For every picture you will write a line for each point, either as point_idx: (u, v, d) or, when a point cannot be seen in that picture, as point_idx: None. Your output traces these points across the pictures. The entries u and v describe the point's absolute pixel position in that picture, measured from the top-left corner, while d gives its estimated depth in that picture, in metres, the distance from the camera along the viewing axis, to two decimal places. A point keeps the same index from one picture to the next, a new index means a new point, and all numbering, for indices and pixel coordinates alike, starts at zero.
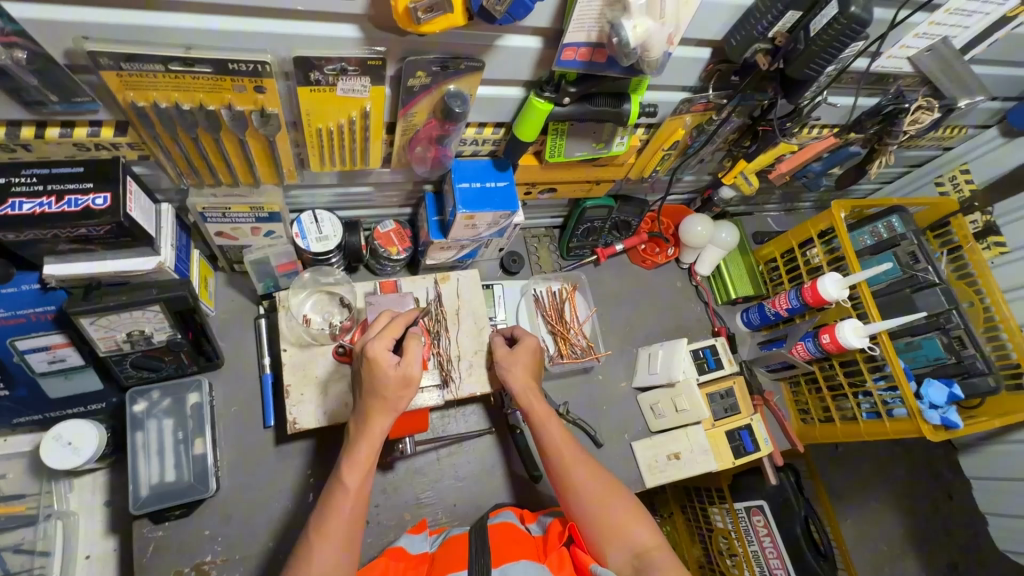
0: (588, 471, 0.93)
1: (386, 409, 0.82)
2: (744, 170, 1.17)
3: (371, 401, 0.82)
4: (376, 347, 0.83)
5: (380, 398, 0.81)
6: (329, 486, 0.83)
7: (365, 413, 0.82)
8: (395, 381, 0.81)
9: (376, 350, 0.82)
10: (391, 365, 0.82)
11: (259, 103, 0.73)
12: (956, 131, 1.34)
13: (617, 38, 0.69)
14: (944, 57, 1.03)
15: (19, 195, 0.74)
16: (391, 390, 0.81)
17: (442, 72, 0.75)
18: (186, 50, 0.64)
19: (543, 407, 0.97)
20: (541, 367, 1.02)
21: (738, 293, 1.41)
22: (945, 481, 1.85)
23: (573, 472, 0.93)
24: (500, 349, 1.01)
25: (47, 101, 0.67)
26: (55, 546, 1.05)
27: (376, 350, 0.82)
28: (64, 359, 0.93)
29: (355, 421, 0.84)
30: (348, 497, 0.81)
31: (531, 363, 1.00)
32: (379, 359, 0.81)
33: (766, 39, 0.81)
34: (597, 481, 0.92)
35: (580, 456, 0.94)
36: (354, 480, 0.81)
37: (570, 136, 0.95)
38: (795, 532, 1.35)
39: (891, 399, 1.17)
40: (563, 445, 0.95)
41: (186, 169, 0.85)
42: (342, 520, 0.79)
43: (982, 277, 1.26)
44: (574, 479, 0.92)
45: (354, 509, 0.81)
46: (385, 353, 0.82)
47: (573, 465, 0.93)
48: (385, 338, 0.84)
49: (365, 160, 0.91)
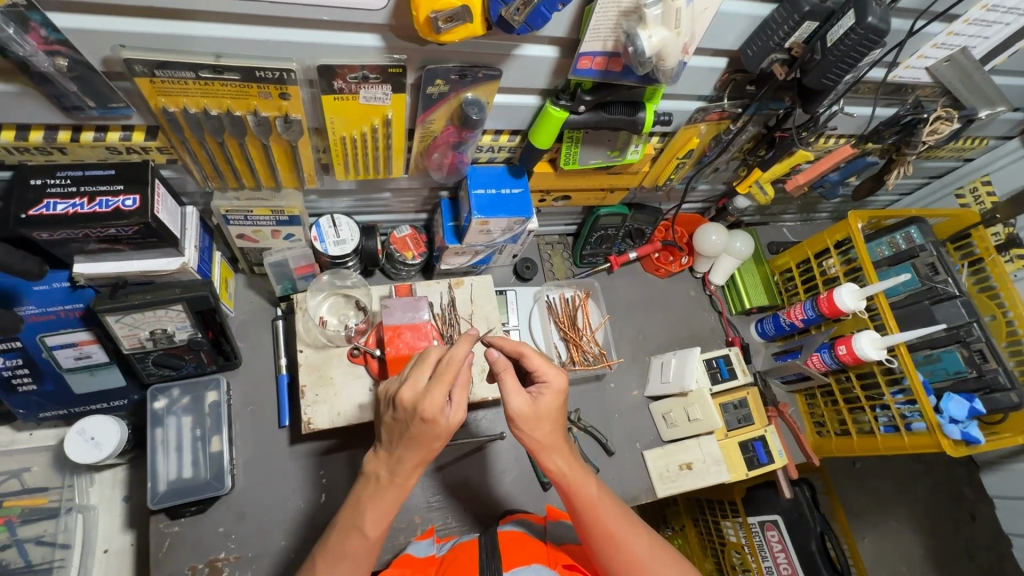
0: (642, 537, 0.85)
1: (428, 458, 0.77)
2: (760, 179, 1.15)
3: (415, 451, 0.75)
4: (432, 405, 0.71)
5: (427, 447, 0.75)
6: (342, 528, 0.79)
7: (404, 458, 0.76)
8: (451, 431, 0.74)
9: (437, 403, 0.71)
10: (446, 417, 0.73)
11: (282, 109, 0.75)
12: (977, 142, 1.33)
13: (633, 48, 0.70)
14: (963, 67, 1.02)
15: (53, 195, 0.77)
16: (438, 442, 0.75)
17: (460, 80, 0.77)
18: (216, 58, 0.67)
19: (580, 471, 0.84)
20: (565, 412, 0.84)
21: (752, 303, 1.40)
22: (967, 501, 1.80)
23: (630, 546, 0.84)
24: (520, 403, 0.79)
25: (84, 107, 0.70)
26: (75, 539, 1.08)
27: (433, 408, 0.71)
28: (89, 355, 0.97)
29: (388, 463, 0.78)
30: (364, 541, 0.78)
31: (556, 410, 0.82)
32: (438, 419, 0.72)
33: (782, 48, 0.81)
34: (653, 548, 0.85)
35: (632, 525, 0.85)
36: (376, 525, 0.78)
37: (584, 144, 0.96)
38: (809, 547, 1.32)
39: (910, 413, 1.15)
40: (612, 520, 0.84)
41: (211, 173, 0.87)
42: (356, 563, 0.78)
43: (1004, 290, 1.23)
44: (632, 552, 0.83)
45: (367, 552, 0.79)
46: (442, 411, 0.72)
47: (626, 537, 0.84)
48: (443, 389, 0.72)
49: (388, 170, 0.94)
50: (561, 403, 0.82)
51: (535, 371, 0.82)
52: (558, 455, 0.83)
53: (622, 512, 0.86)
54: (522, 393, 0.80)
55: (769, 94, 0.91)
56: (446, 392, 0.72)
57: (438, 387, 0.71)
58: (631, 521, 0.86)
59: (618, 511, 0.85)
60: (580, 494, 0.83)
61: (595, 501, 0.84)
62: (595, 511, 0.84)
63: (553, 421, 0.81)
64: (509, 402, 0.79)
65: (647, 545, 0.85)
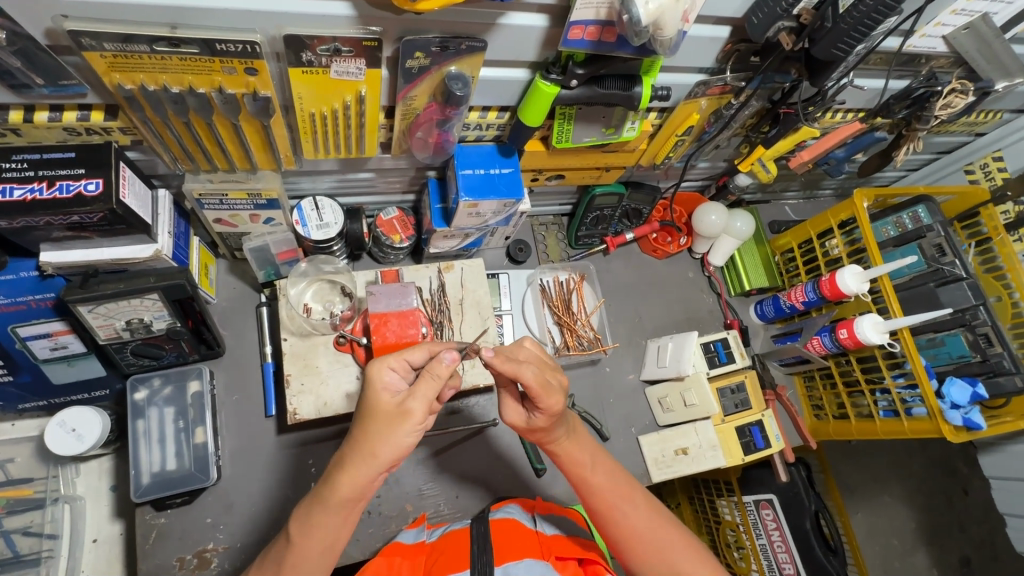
0: (640, 507, 0.82)
1: (363, 442, 0.69)
2: (762, 156, 1.10)
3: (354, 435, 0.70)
4: (377, 368, 0.73)
5: (364, 425, 0.70)
6: None
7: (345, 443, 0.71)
8: (389, 414, 0.69)
9: (385, 368, 0.73)
10: (389, 392, 0.71)
11: (250, 86, 0.70)
12: (990, 115, 1.27)
13: (628, 16, 0.64)
14: (982, 36, 0.95)
15: (9, 180, 0.72)
16: (377, 422, 0.69)
17: (442, 52, 0.71)
18: (172, 29, 0.61)
19: (576, 444, 0.85)
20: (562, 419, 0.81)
21: (752, 284, 1.36)
22: (961, 476, 1.82)
23: (627, 511, 0.82)
24: (511, 415, 0.83)
25: (32, 85, 0.65)
26: (63, 530, 1.07)
27: (378, 373, 0.72)
28: (66, 345, 0.93)
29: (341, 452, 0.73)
30: (289, 544, 0.71)
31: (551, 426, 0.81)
32: (376, 382, 0.72)
33: (791, 15, 0.75)
34: (652, 511, 0.83)
35: (628, 493, 0.83)
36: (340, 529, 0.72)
37: (577, 121, 0.90)
38: (804, 526, 1.30)
39: (910, 398, 1.12)
40: (607, 485, 0.83)
41: (181, 155, 0.82)
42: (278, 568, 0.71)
43: (1011, 271, 1.20)
44: (628, 514, 0.81)
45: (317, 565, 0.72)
46: (384, 379, 0.72)
47: (620, 499, 0.83)
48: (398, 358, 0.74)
49: (361, 149, 0.89)
50: (556, 420, 0.80)
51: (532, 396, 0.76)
52: (561, 442, 0.85)
53: (621, 482, 0.84)
54: (517, 409, 0.83)
55: (775, 65, 0.85)
56: (408, 364, 0.75)
57: (398, 355, 0.75)
58: (628, 491, 0.84)
59: (613, 477, 0.85)
60: (580, 474, 0.84)
61: (588, 471, 0.84)
62: (593, 490, 0.84)
63: (553, 429, 0.82)
64: (502, 411, 0.84)
65: (645, 509, 0.83)
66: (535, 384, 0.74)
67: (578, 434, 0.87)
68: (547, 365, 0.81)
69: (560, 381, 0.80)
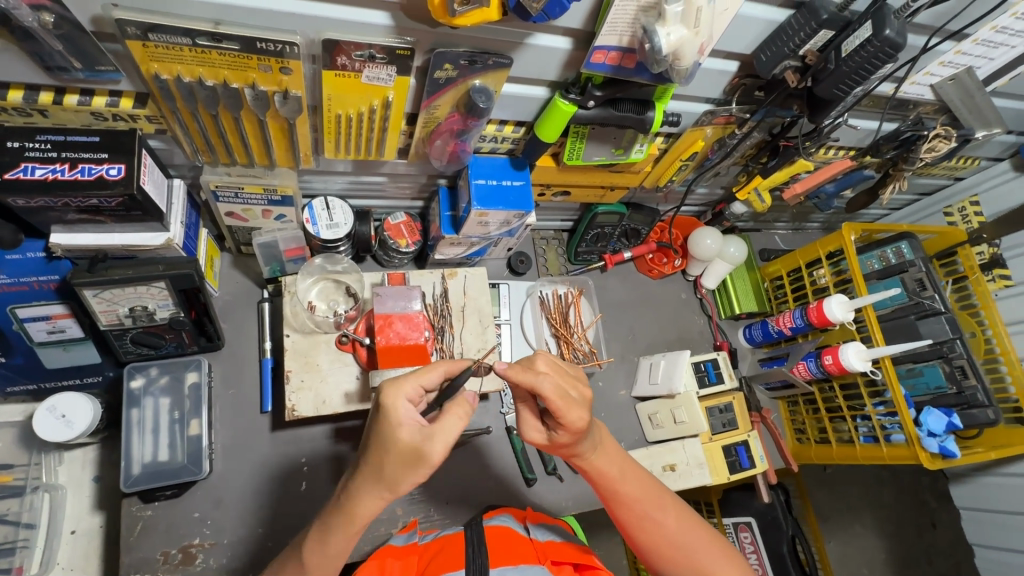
0: (668, 512, 0.84)
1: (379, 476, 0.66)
2: (759, 186, 1.14)
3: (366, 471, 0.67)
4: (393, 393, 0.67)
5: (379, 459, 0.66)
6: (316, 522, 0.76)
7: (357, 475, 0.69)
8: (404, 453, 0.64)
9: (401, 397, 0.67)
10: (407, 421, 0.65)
11: (282, 85, 0.72)
12: (970, 162, 1.35)
13: (649, 45, 0.69)
14: (966, 87, 1.03)
15: (31, 159, 0.73)
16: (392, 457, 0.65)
17: (469, 66, 0.75)
18: (215, 25, 0.64)
19: (604, 447, 0.84)
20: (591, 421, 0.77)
21: (742, 308, 1.40)
22: (930, 509, 1.82)
23: (656, 516, 0.83)
24: (535, 434, 0.81)
25: (70, 68, 0.66)
26: (41, 519, 1.04)
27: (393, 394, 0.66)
28: (63, 329, 0.92)
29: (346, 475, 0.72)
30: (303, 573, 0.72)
31: (573, 443, 0.78)
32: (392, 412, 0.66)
33: (796, 56, 0.82)
34: (679, 517, 0.84)
35: (658, 499, 0.84)
36: (344, 545, 0.71)
37: (589, 140, 0.94)
38: (781, 550, 1.33)
39: (890, 425, 1.17)
40: (634, 490, 0.84)
41: (202, 146, 0.83)
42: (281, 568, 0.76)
43: (985, 309, 1.26)
44: (655, 520, 0.83)
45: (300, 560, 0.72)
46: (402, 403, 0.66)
47: (650, 506, 0.83)
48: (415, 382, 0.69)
49: (379, 151, 0.91)
50: (578, 436, 0.76)
51: (556, 413, 0.73)
52: (588, 455, 0.81)
53: (648, 488, 0.85)
54: (538, 424, 0.81)
55: (778, 102, 0.90)
56: (422, 389, 0.71)
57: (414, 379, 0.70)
58: (656, 498, 0.84)
59: (642, 482, 0.85)
60: (612, 486, 0.83)
61: (617, 476, 0.83)
62: (625, 500, 0.83)
63: (577, 443, 0.78)
64: (524, 432, 0.82)
65: (672, 515, 0.84)
66: (554, 397, 0.72)
67: (605, 444, 0.85)
68: (564, 372, 0.76)
69: (581, 391, 0.75)
